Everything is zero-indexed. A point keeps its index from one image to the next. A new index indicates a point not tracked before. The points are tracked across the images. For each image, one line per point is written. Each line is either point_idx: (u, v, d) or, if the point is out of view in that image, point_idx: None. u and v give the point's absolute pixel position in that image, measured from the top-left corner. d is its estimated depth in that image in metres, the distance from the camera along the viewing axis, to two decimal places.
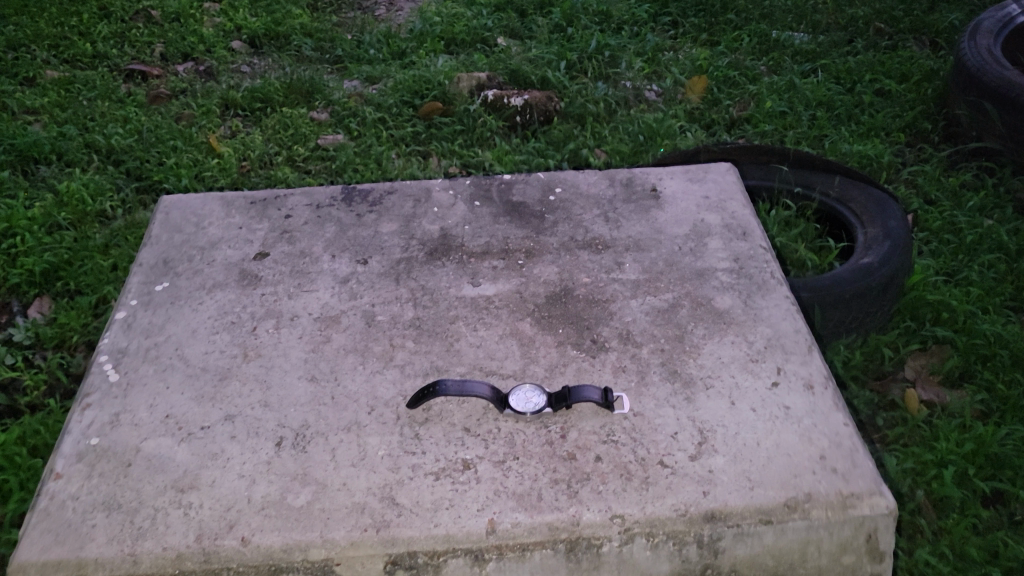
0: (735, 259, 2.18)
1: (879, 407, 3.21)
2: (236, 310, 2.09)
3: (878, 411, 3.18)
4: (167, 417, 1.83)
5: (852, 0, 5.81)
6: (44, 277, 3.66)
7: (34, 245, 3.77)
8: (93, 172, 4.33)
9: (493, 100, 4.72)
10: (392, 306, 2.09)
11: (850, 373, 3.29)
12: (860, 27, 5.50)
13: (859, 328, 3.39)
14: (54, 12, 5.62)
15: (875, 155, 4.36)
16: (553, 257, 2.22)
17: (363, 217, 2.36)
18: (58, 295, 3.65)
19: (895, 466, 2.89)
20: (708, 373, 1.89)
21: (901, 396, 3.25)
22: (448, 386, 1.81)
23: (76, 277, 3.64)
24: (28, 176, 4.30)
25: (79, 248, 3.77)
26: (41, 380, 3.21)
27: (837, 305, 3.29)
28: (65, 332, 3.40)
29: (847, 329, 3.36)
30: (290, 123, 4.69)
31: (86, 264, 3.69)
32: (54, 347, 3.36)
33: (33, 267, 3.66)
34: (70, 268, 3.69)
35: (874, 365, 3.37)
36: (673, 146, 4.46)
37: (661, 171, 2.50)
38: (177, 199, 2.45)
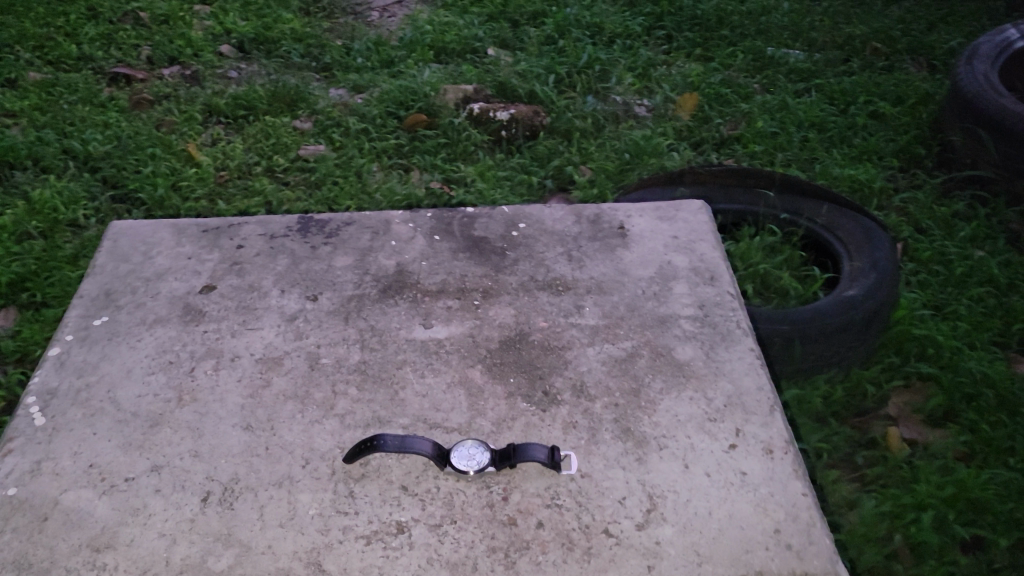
0: (700, 306, 2.09)
1: (858, 445, 3.11)
2: (175, 349, 1.99)
3: (856, 450, 3.08)
4: (91, 466, 1.74)
5: (849, 19, 5.71)
6: (11, 288, 3.42)
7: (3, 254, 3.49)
8: (68, 179, 3.95)
9: (478, 113, 4.44)
10: (339, 348, 2.00)
11: (829, 410, 3.19)
12: (857, 46, 5.40)
13: (839, 363, 3.27)
14: (39, 9, 5.12)
15: (866, 180, 4.26)
16: (511, 298, 2.12)
17: (318, 250, 2.27)
18: (25, 308, 3.42)
19: (872, 508, 2.78)
20: (662, 433, 1.80)
21: (881, 434, 3.14)
22: (387, 441, 1.72)
23: (44, 289, 3.40)
24: (0, 181, 3.91)
25: (48, 258, 3.52)
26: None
27: (817, 340, 3.16)
28: (28, 346, 3.22)
29: (828, 364, 3.24)
30: (272, 132, 4.32)
31: (54, 275, 3.45)
32: (15, 361, 3.19)
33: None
34: (37, 279, 3.45)
35: (854, 403, 3.25)
36: (660, 165, 4.26)
37: (631, 208, 2.41)
38: (127, 225, 2.35)
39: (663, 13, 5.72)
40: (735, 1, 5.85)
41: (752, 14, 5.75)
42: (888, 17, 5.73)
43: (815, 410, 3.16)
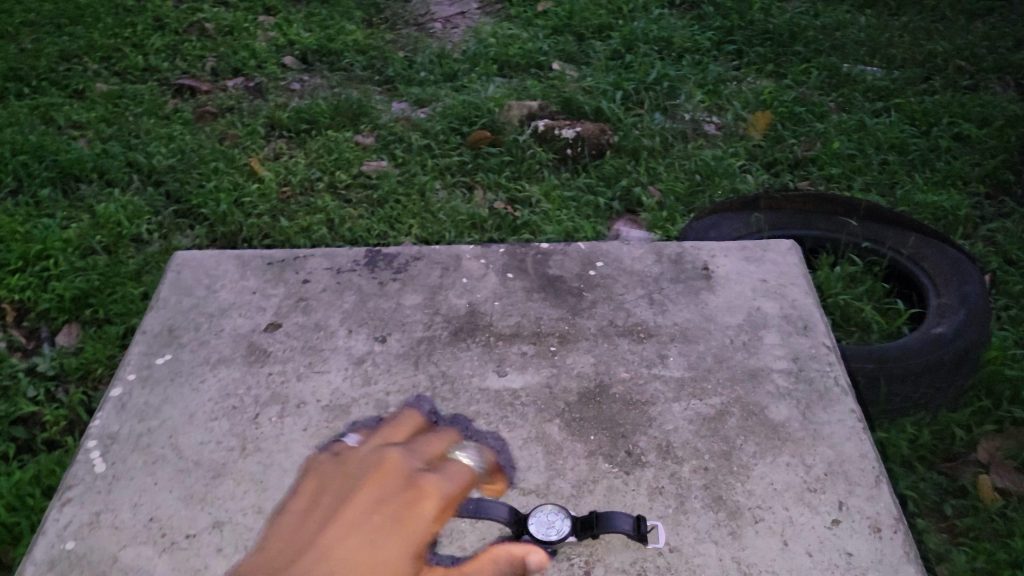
0: (794, 358, 1.95)
1: (945, 493, 2.71)
2: (238, 393, 1.91)
3: (943, 498, 2.69)
4: (151, 520, 1.66)
5: (930, 36, 5.46)
6: (74, 303, 3.17)
7: (67, 270, 3.27)
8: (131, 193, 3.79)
9: (543, 131, 4.19)
10: (409, 396, 1.90)
11: (915, 455, 2.78)
12: (939, 63, 5.15)
13: (928, 405, 2.84)
14: (109, 21, 5.12)
15: (951, 207, 3.90)
16: (590, 345, 2.00)
17: (386, 286, 2.18)
18: (88, 324, 3.17)
19: (964, 564, 2.44)
20: (757, 503, 1.66)
21: (972, 482, 2.72)
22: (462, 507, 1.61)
23: (107, 305, 3.15)
24: (68, 195, 3.77)
25: (111, 274, 3.26)
26: (62, 416, 2.75)
27: (903, 380, 2.74)
28: (89, 364, 2.93)
29: (916, 405, 2.81)
30: (334, 147, 4.15)
31: (118, 291, 3.18)
32: (77, 379, 2.90)
33: (62, 293, 3.17)
34: (102, 295, 3.19)
35: (943, 446, 2.83)
36: (732, 188, 3.95)
37: (715, 246, 2.28)
38: (191, 256, 2.28)
39: (733, 26, 5.45)
40: (808, 16, 5.57)
41: (827, 26, 5.47)
42: (971, 33, 5.48)
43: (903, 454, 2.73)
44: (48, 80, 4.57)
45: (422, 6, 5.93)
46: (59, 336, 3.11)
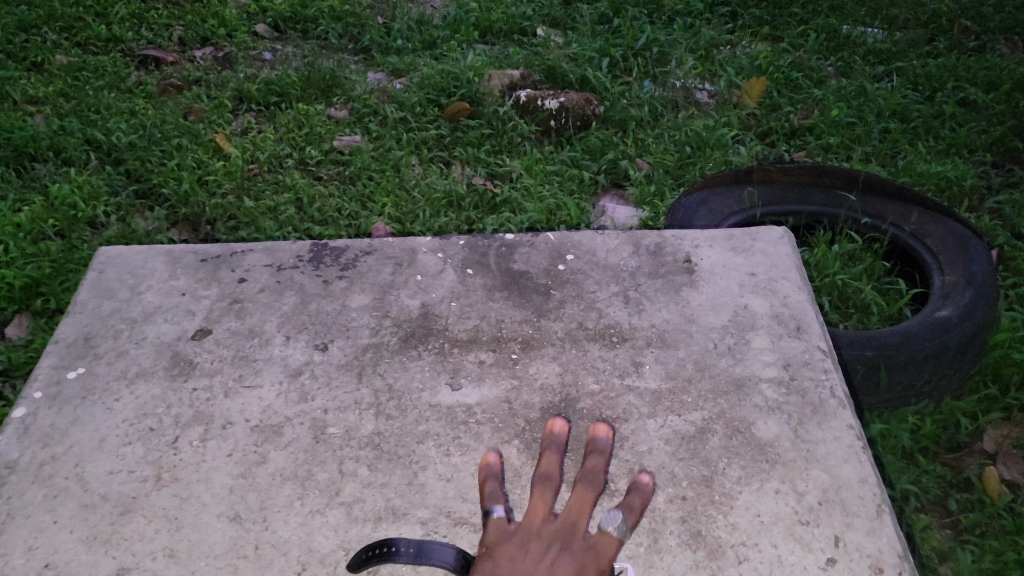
0: (785, 365, 1.73)
1: (948, 487, 2.43)
2: (157, 412, 1.69)
3: (947, 492, 2.41)
4: (46, 566, 1.45)
5: None
6: (25, 293, 2.86)
7: (17, 256, 2.97)
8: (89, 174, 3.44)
9: (525, 102, 3.83)
10: (349, 415, 1.68)
11: (917, 446, 2.48)
12: (943, 24, 4.85)
13: (931, 393, 2.54)
14: None
15: (956, 177, 3.63)
16: (556, 351, 1.78)
17: (331, 285, 1.95)
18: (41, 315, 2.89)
19: (969, 564, 2.17)
20: (742, 539, 1.45)
21: (977, 474, 2.45)
22: (403, 553, 1.41)
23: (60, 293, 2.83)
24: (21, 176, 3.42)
25: (66, 260, 2.96)
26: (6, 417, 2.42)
27: (906, 369, 2.43)
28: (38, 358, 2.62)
29: (919, 393, 2.50)
30: (305, 121, 3.76)
31: (70, 279, 2.90)
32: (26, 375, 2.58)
33: (11, 281, 2.85)
34: (54, 284, 2.89)
35: (946, 434, 2.55)
36: (726, 160, 3.64)
37: (700, 235, 2.06)
38: (116, 253, 2.05)
39: None
40: None
41: None
42: None
43: (902, 445, 2.46)
44: (5, 52, 4.26)
45: None
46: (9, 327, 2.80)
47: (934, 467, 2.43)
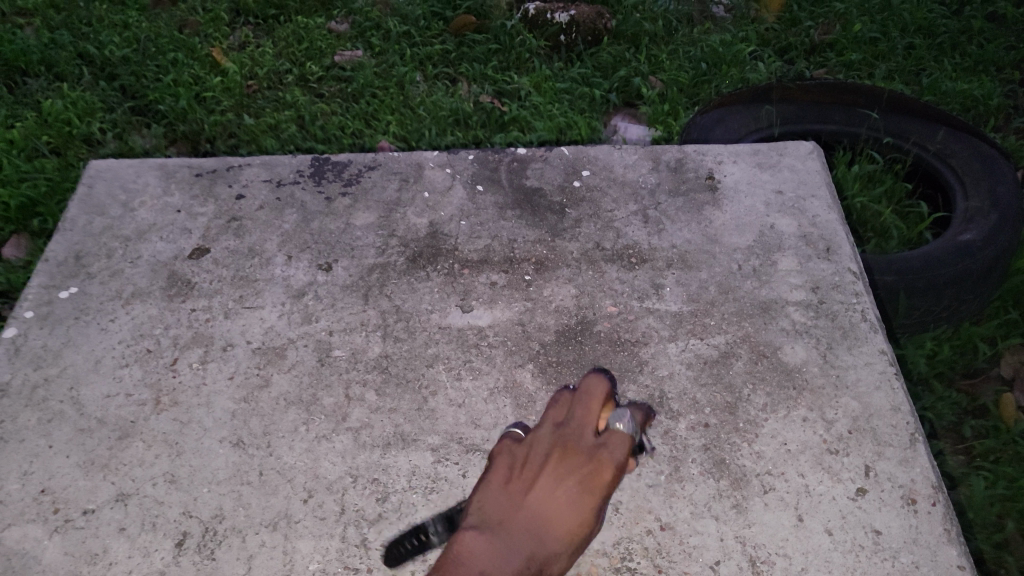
0: (814, 288, 1.65)
1: (963, 413, 2.36)
2: (154, 333, 1.61)
3: (963, 418, 2.33)
4: (42, 493, 1.39)
5: None
6: (21, 212, 2.72)
7: (12, 173, 2.81)
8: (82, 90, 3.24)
9: (533, 15, 3.54)
10: (356, 336, 1.60)
11: (933, 370, 2.41)
12: None
13: (951, 317, 2.44)
14: None
15: (982, 96, 3.39)
16: (571, 272, 1.69)
17: (334, 202, 1.85)
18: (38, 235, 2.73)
19: (983, 489, 2.09)
20: (767, 468, 1.39)
21: (995, 401, 2.37)
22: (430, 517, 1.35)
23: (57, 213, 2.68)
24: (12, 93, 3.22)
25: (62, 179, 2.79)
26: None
27: (928, 294, 2.32)
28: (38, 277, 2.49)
29: (939, 319, 2.42)
30: (304, 34, 3.53)
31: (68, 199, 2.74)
32: None
33: (7, 202, 2.71)
34: (51, 203, 2.73)
35: (964, 359, 2.46)
36: (743, 77, 3.37)
37: (723, 149, 1.95)
38: (107, 165, 1.95)
39: None
40: None
41: None
42: None
43: (919, 371, 2.39)
44: None
45: None
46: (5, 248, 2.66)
47: (951, 394, 2.35)
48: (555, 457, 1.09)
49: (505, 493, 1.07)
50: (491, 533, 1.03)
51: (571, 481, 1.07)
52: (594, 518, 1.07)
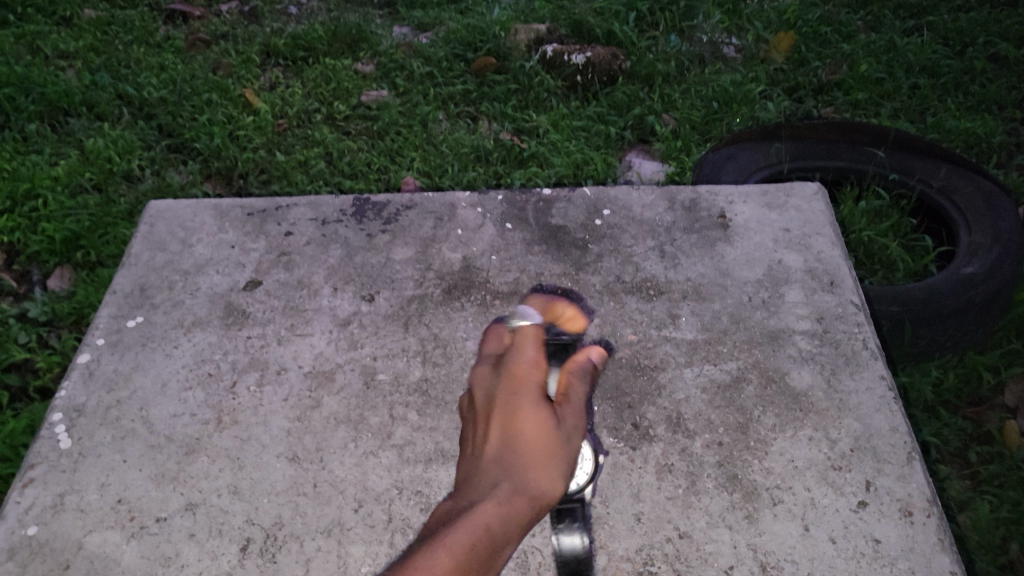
0: (818, 318, 1.79)
1: (970, 439, 2.46)
2: (214, 359, 1.77)
3: (969, 444, 2.44)
4: (119, 502, 1.55)
5: None
6: (66, 245, 2.76)
7: (56, 209, 2.84)
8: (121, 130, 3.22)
9: (551, 57, 3.59)
10: (398, 361, 1.75)
11: (939, 398, 2.52)
12: None
13: (956, 346, 2.56)
14: None
15: (984, 133, 3.39)
16: (594, 303, 1.84)
17: (375, 238, 2.01)
18: (81, 267, 2.77)
19: (988, 513, 2.19)
20: (776, 482, 1.52)
21: (999, 428, 2.48)
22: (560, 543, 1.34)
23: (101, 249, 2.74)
24: (55, 131, 3.22)
25: (103, 215, 2.83)
26: (56, 362, 2.43)
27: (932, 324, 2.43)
28: (85, 308, 2.57)
29: (943, 348, 2.54)
30: (331, 75, 3.54)
31: (111, 232, 2.77)
32: (72, 325, 2.56)
33: (52, 236, 2.75)
34: (93, 236, 2.77)
35: (969, 388, 2.57)
36: (753, 116, 3.42)
37: (734, 191, 2.10)
38: (166, 206, 2.12)
39: None
40: None
41: None
42: None
43: (925, 398, 2.49)
44: (34, 6, 3.82)
45: None
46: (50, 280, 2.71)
47: (958, 420, 2.46)
48: (472, 395, 1.00)
49: (461, 466, 0.97)
50: (459, 495, 0.93)
51: (490, 390, 0.99)
52: (534, 405, 0.95)
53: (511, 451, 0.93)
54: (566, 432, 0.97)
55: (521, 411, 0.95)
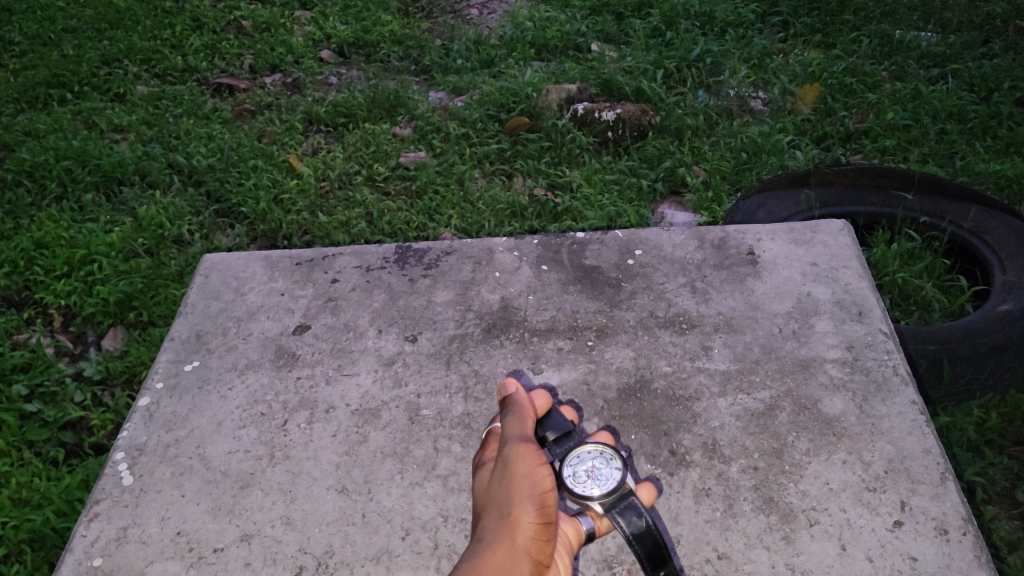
0: (848, 347, 1.84)
1: (1019, 478, 2.32)
2: (267, 399, 1.86)
3: (1020, 484, 2.30)
4: (178, 534, 1.63)
5: None
6: (119, 306, 2.87)
7: (111, 273, 2.97)
8: (171, 196, 3.37)
9: (582, 114, 3.67)
10: (441, 398, 1.82)
11: (983, 438, 2.39)
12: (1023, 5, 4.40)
13: (995, 384, 2.45)
14: (148, 14, 4.58)
15: (1016, 174, 3.31)
16: (629, 338, 1.90)
17: (417, 283, 2.10)
18: (133, 327, 2.88)
19: None
20: (813, 504, 1.56)
21: None
22: (632, 525, 1.25)
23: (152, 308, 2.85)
24: (109, 200, 3.37)
25: (154, 277, 2.96)
26: (110, 419, 2.51)
27: (971, 361, 2.38)
28: (137, 365, 2.66)
29: (983, 386, 2.44)
30: (371, 139, 3.66)
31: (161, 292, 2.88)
32: (124, 383, 2.64)
33: (105, 297, 2.88)
34: (145, 297, 2.89)
35: (1013, 427, 2.43)
36: (782, 165, 3.45)
37: (761, 229, 2.17)
38: (219, 259, 2.24)
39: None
40: None
41: None
42: None
43: (968, 438, 2.38)
44: (91, 85, 4.03)
45: None
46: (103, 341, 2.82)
47: (1003, 460, 2.34)
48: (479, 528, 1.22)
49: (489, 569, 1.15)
50: None
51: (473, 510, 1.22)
52: (487, 497, 1.18)
53: (481, 521, 1.15)
54: (509, 478, 1.16)
55: (480, 506, 1.18)
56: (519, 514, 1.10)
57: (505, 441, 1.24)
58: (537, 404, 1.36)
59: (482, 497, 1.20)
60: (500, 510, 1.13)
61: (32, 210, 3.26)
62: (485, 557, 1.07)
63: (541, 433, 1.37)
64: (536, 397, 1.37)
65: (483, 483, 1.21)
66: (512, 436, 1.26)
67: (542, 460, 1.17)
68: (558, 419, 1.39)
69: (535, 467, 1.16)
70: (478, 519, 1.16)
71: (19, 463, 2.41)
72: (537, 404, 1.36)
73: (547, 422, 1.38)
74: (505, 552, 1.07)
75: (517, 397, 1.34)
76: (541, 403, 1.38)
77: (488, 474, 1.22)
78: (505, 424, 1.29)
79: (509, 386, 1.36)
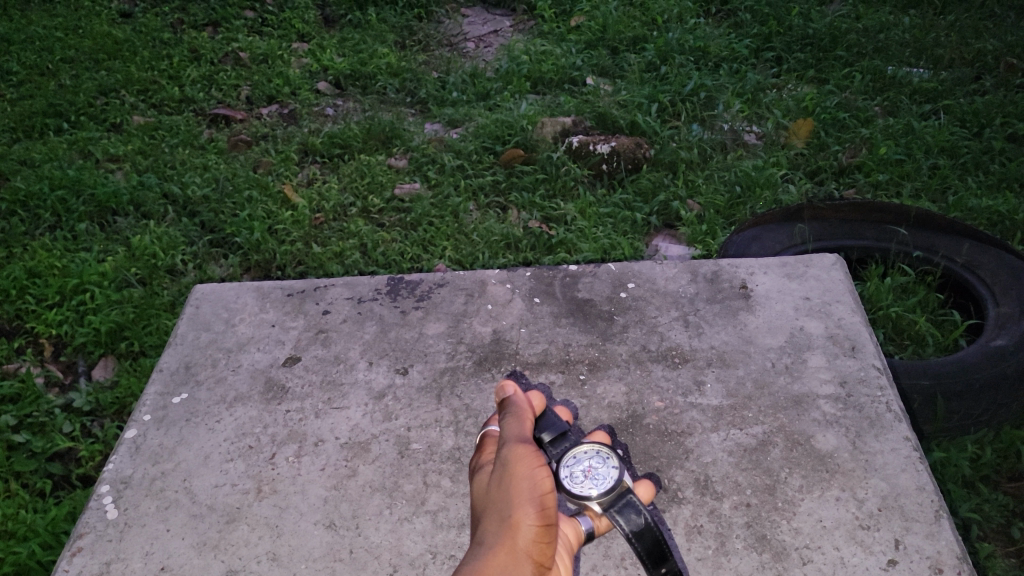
0: (841, 382, 1.83)
1: (1016, 514, 2.29)
2: (255, 432, 1.84)
3: (1016, 520, 2.27)
4: (162, 569, 1.60)
5: (989, 20, 4.69)
6: (110, 337, 2.85)
7: (103, 302, 2.95)
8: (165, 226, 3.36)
9: (577, 147, 3.69)
10: (431, 432, 1.81)
11: (978, 474, 2.37)
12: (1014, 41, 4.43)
13: (990, 420, 2.43)
14: (146, 46, 4.60)
15: (1008, 210, 3.32)
16: (621, 372, 1.89)
17: (408, 315, 2.09)
18: (123, 357, 2.85)
19: None
20: (805, 542, 1.54)
21: None
22: (631, 521, 1.28)
23: (143, 338, 2.83)
24: (102, 230, 3.36)
25: (146, 306, 2.94)
26: (99, 450, 2.47)
27: (964, 395, 2.36)
28: (128, 396, 2.64)
29: (978, 421, 2.42)
30: (366, 170, 3.66)
31: (153, 322, 2.86)
32: (114, 414, 2.61)
33: (96, 327, 2.85)
34: (137, 327, 2.87)
35: (1008, 462, 2.41)
36: (776, 199, 3.45)
37: (754, 263, 2.17)
38: (210, 289, 2.22)
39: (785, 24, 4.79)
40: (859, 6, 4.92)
41: (879, 12, 4.79)
42: None
43: (964, 474, 2.35)
44: (87, 115, 4.04)
45: (454, 26, 5.07)
46: (93, 370, 2.79)
47: (999, 496, 2.31)
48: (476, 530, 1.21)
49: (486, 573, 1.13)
50: None
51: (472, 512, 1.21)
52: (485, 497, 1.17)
53: (481, 523, 1.13)
54: (507, 478, 1.15)
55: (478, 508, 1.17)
56: (520, 516, 1.09)
57: (503, 443, 1.23)
58: (532, 403, 1.37)
59: (480, 498, 1.19)
60: (500, 512, 1.11)
61: (25, 239, 3.25)
62: (486, 560, 1.05)
63: (538, 434, 1.38)
64: (532, 396, 1.39)
65: (481, 486, 1.20)
66: (510, 438, 1.25)
67: (542, 461, 1.16)
68: (553, 419, 1.40)
69: (534, 468, 1.15)
70: (478, 522, 1.14)
71: (6, 494, 2.38)
72: (532, 403, 1.37)
73: (542, 423, 1.39)
74: (508, 554, 1.05)
75: (515, 400, 1.35)
76: (536, 403, 1.39)
77: (486, 476, 1.21)
78: (503, 426, 1.28)
79: (507, 389, 1.37)
